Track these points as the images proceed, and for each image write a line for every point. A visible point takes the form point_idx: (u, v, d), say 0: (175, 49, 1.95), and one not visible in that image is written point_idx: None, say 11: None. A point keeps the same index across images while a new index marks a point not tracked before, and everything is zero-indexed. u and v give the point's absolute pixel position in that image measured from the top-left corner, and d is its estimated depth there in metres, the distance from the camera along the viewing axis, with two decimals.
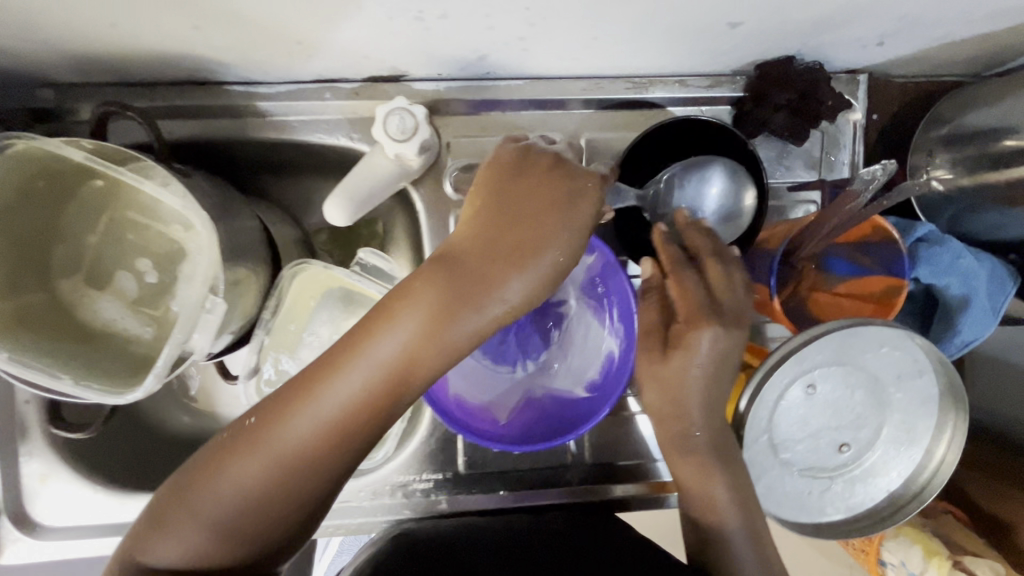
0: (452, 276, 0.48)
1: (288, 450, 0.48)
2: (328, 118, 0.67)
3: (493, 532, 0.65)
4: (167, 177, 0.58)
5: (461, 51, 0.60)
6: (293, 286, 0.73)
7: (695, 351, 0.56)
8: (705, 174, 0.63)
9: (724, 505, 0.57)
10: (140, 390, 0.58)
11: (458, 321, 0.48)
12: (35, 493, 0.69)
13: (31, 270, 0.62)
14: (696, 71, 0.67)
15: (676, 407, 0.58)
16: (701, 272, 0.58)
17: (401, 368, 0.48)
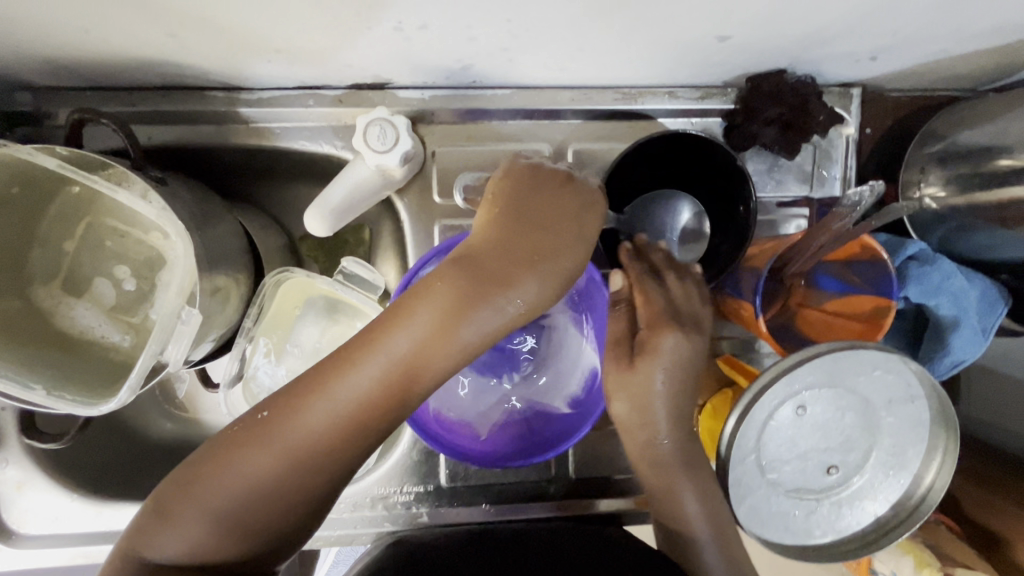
0: (470, 272, 0.46)
1: (297, 445, 0.45)
2: (310, 125, 0.66)
3: (479, 540, 0.64)
4: (143, 185, 0.57)
5: (445, 61, 0.58)
6: (274, 295, 0.72)
7: (662, 356, 0.57)
8: (674, 203, 0.66)
9: (693, 513, 0.58)
10: (113, 402, 0.57)
11: (475, 317, 0.45)
12: (11, 502, 0.67)
13: (5, 276, 0.61)
14: (686, 83, 0.66)
15: (644, 415, 0.58)
16: (662, 283, 0.60)
17: (416, 364, 0.46)
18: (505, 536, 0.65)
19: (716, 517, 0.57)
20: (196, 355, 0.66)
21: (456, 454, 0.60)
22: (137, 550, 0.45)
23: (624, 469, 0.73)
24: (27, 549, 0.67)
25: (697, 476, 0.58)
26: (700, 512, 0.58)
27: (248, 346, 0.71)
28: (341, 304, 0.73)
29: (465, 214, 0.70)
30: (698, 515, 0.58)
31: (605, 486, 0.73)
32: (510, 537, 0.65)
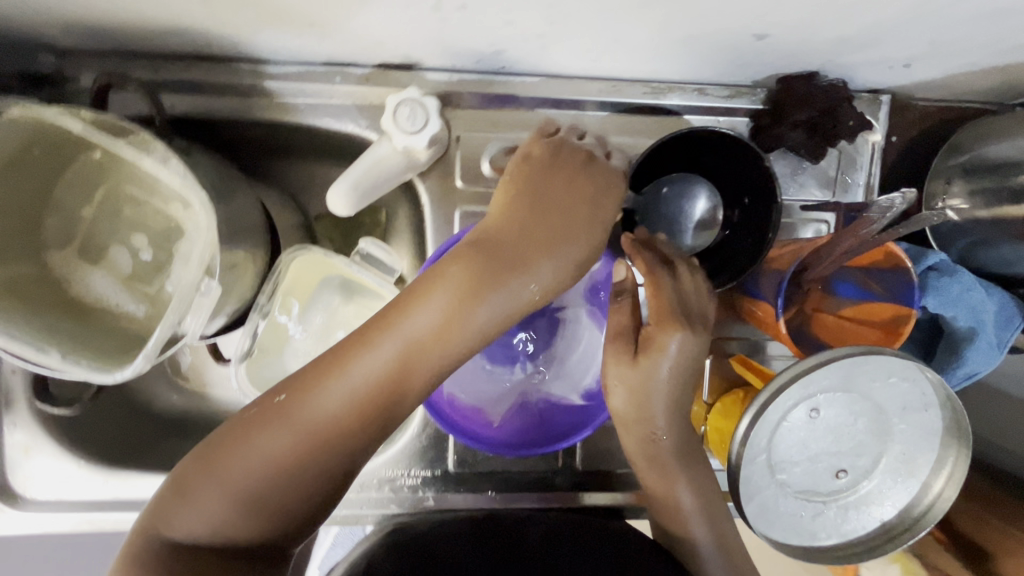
0: (488, 257, 0.48)
1: (318, 424, 0.45)
2: (336, 102, 0.65)
3: (483, 530, 0.63)
4: (166, 153, 0.55)
5: (478, 44, 0.58)
6: (290, 272, 0.71)
7: (665, 350, 0.56)
8: (693, 189, 0.64)
9: (691, 512, 0.60)
10: (129, 369, 0.55)
11: (493, 299, 0.47)
12: (18, 465, 0.67)
13: (21, 239, 0.60)
14: (716, 80, 0.65)
15: (645, 411, 0.58)
16: (671, 274, 0.58)
17: (435, 343, 0.47)
18: (507, 527, 0.64)
19: (710, 517, 0.61)
20: (210, 326, 0.65)
21: (467, 437, 0.61)
22: (156, 530, 0.45)
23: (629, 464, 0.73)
24: (31, 514, 0.67)
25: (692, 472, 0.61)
26: (695, 510, 0.60)
27: (261, 322, 0.71)
28: (356, 285, 0.73)
29: (485, 201, 0.70)
30: (692, 515, 0.60)
31: (609, 479, 0.73)
32: (512, 529, 0.64)
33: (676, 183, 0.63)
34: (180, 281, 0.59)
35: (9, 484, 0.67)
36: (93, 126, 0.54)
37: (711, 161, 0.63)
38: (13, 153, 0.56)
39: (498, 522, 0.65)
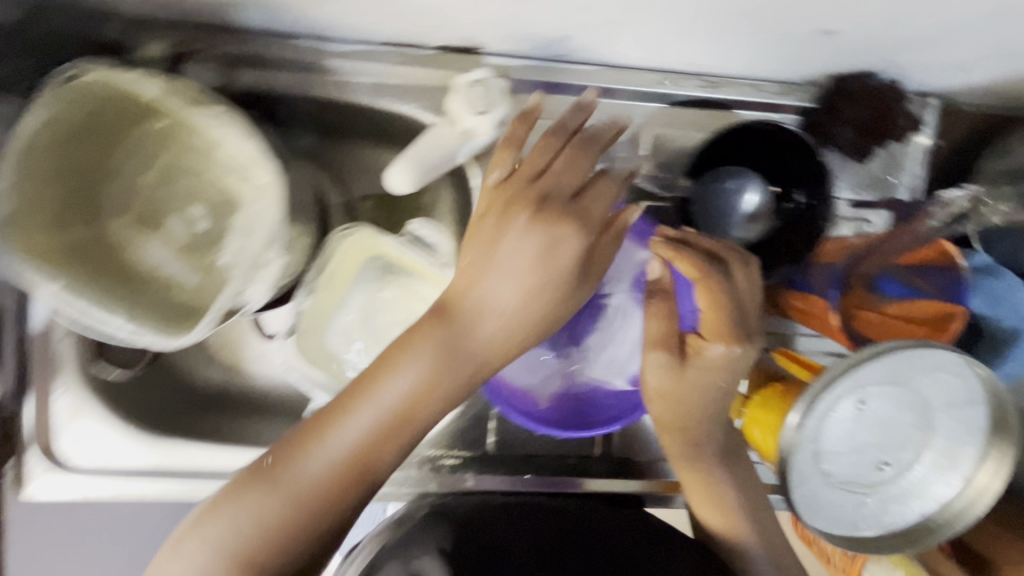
0: (450, 329, 0.52)
1: (302, 488, 0.49)
2: (395, 83, 0.66)
3: (520, 512, 0.64)
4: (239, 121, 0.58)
5: (546, 29, 0.58)
6: (337, 250, 0.70)
7: (716, 364, 0.59)
8: (743, 181, 0.63)
9: (738, 516, 0.63)
10: (191, 335, 0.57)
11: (459, 367, 0.52)
12: (63, 430, 0.67)
13: (81, 204, 0.61)
14: (771, 77, 0.66)
15: (692, 415, 0.61)
16: (726, 277, 0.58)
17: (409, 409, 0.51)
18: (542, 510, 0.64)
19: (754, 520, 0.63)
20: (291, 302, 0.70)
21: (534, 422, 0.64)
22: None
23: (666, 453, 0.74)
24: (75, 479, 0.67)
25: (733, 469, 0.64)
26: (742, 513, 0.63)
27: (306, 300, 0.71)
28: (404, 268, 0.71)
29: None
30: (735, 517, 0.63)
31: (648, 470, 0.74)
32: (547, 510, 0.64)
33: (726, 176, 0.63)
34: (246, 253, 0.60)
35: (54, 450, 0.67)
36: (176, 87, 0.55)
37: (755, 154, 0.64)
38: (84, 118, 0.57)
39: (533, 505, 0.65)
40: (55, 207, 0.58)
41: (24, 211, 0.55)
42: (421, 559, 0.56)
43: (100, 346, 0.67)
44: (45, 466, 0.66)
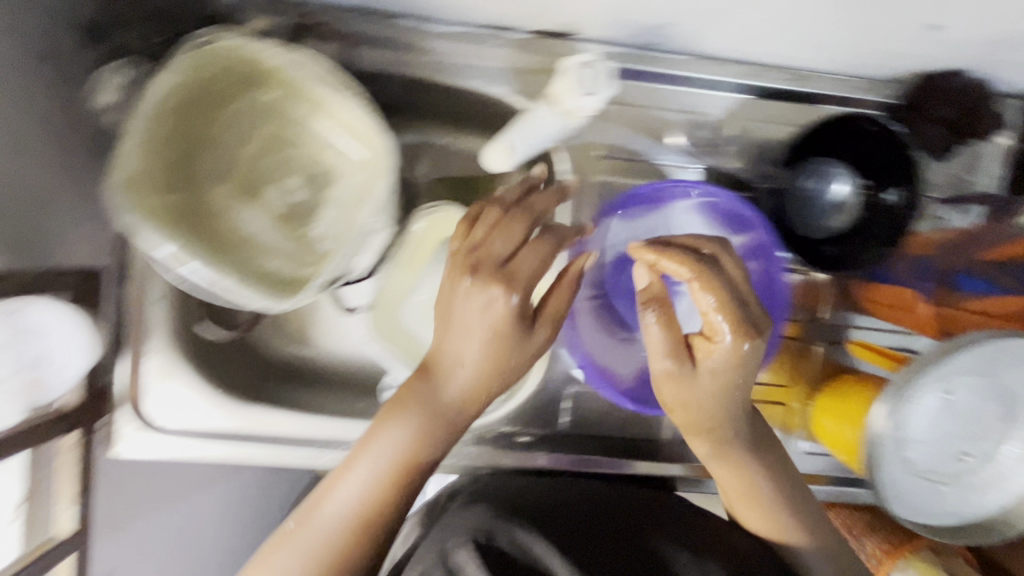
0: (432, 383, 0.54)
1: (321, 548, 0.50)
2: (488, 65, 0.67)
3: (572, 512, 0.61)
4: (354, 88, 0.59)
5: (647, 15, 0.59)
6: (423, 228, 0.71)
7: (726, 362, 0.51)
8: (834, 170, 0.66)
9: (784, 515, 0.59)
10: (301, 298, 0.59)
11: (449, 413, 0.54)
12: (153, 390, 0.69)
13: (185, 169, 0.62)
14: (859, 71, 0.67)
15: (718, 417, 0.55)
16: (717, 267, 0.51)
17: (411, 457, 0.53)
18: (594, 513, 0.61)
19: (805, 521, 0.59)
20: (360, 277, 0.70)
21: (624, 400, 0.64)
22: None
23: None
24: (164, 438, 0.69)
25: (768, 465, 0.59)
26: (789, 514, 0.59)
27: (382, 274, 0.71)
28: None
29: (621, 173, 0.71)
30: (782, 519, 0.59)
31: None
32: (602, 514, 0.61)
33: (818, 165, 0.66)
34: (348, 226, 0.64)
35: (144, 410, 0.68)
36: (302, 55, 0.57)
37: (841, 147, 0.66)
38: (199, 85, 0.58)
39: (588, 506, 0.62)
40: (163, 172, 0.59)
41: (143, 170, 0.56)
42: (458, 552, 0.53)
43: (205, 311, 0.71)
44: (135, 424, 0.68)
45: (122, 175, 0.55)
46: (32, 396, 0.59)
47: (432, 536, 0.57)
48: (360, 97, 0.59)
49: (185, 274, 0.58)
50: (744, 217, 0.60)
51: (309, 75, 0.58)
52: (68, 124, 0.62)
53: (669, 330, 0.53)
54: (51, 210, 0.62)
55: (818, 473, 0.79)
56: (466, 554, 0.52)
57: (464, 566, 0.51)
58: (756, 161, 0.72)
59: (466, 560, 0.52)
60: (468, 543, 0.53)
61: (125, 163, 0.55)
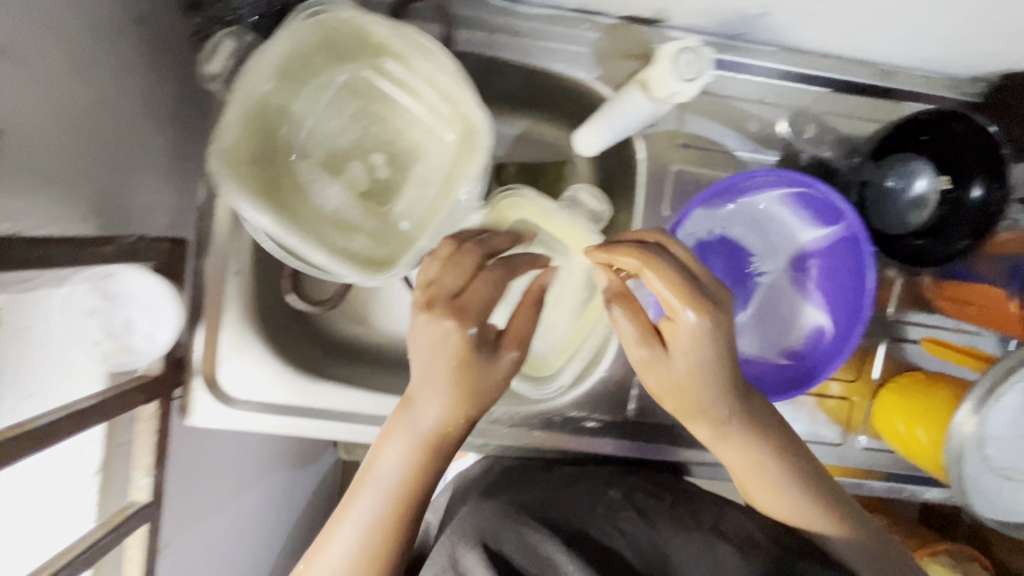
0: (412, 416, 0.53)
1: None
2: (575, 49, 0.67)
3: (579, 506, 0.64)
4: (450, 62, 0.56)
5: (748, 4, 0.59)
6: (497, 210, 0.72)
7: (693, 344, 0.51)
8: (915, 168, 0.66)
9: (789, 494, 0.59)
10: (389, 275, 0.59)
11: (435, 438, 0.53)
12: (229, 363, 0.69)
13: (273, 142, 0.62)
14: (945, 70, 0.68)
15: (701, 402, 0.54)
16: (665, 253, 0.51)
17: (407, 485, 0.53)
18: (598, 507, 0.64)
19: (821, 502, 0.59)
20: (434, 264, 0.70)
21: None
22: None
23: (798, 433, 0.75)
24: (236, 412, 0.69)
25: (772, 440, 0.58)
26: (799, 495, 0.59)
27: None
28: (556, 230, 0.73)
29: (702, 163, 0.70)
30: (791, 504, 0.59)
31: None
32: (608, 506, 0.64)
33: (899, 163, 0.67)
34: (439, 201, 0.64)
35: (219, 382, 0.69)
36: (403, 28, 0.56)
37: (933, 141, 0.66)
38: (300, 59, 0.58)
39: (595, 499, 0.65)
40: (253, 143, 0.59)
41: (238, 147, 0.56)
42: (465, 554, 0.57)
43: (296, 284, 0.73)
44: (209, 395, 0.68)
45: (222, 148, 0.55)
46: (116, 364, 0.60)
47: (452, 528, 0.62)
48: (459, 70, 0.56)
49: (274, 247, 0.58)
50: (836, 209, 0.60)
51: (409, 48, 0.57)
52: (158, 92, 0.62)
53: (634, 316, 0.53)
54: (139, 178, 0.61)
55: (872, 469, 0.77)
56: (472, 556, 0.57)
57: (470, 566, 0.56)
58: (846, 152, 0.70)
59: (472, 561, 0.56)
60: (476, 546, 0.58)
61: (226, 136, 0.55)
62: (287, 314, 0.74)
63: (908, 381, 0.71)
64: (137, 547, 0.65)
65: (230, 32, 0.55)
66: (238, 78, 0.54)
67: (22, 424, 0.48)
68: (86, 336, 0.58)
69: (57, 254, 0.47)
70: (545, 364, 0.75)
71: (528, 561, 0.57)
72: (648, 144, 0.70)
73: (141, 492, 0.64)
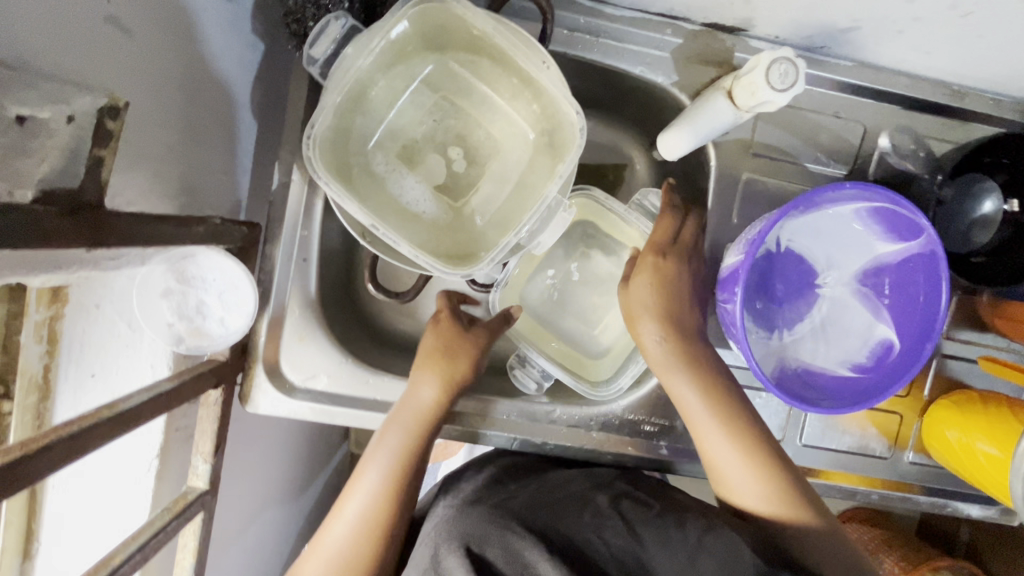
0: (411, 394, 0.62)
1: (333, 551, 0.56)
2: (655, 53, 0.67)
3: (566, 510, 0.60)
4: (545, 58, 0.57)
5: (840, 19, 0.59)
6: None
7: (643, 273, 0.65)
8: (982, 190, 0.67)
9: (760, 466, 0.60)
10: (473, 269, 0.58)
11: (426, 412, 0.61)
12: (290, 350, 0.66)
13: (355, 129, 0.62)
14: (1016, 93, 0.69)
15: (666, 347, 0.63)
16: (681, 221, 0.67)
17: (402, 457, 0.59)
18: (581, 514, 0.60)
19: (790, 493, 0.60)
20: (505, 261, 0.70)
21: (789, 399, 0.61)
22: None
23: (848, 445, 0.76)
24: (293, 402, 0.66)
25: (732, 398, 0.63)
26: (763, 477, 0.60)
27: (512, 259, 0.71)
28: (619, 236, 0.75)
29: (771, 172, 0.70)
30: (751, 484, 0.61)
31: (831, 458, 0.75)
32: (594, 514, 0.60)
33: (964, 185, 0.68)
34: (521, 197, 0.64)
35: (280, 369, 0.66)
36: (504, 21, 0.56)
37: (1015, 164, 0.65)
38: (395, 49, 0.59)
39: (581, 505, 0.61)
40: (336, 128, 0.59)
41: (326, 134, 0.58)
42: (448, 556, 0.54)
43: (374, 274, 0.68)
44: (270, 381, 0.66)
45: (316, 133, 0.56)
46: (186, 348, 0.60)
47: (431, 527, 0.60)
48: (554, 64, 0.57)
49: (358, 233, 0.60)
50: (917, 227, 0.60)
51: (506, 43, 0.58)
52: (240, 71, 0.60)
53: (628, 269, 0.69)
54: (212, 158, 0.60)
55: (914, 483, 0.78)
56: (455, 558, 0.54)
57: (452, 568, 0.53)
58: (927, 164, 0.69)
59: (454, 563, 0.53)
60: (458, 549, 0.54)
61: (320, 121, 0.56)
62: (343, 305, 0.73)
63: (958, 397, 0.72)
64: (191, 534, 0.61)
65: (336, 13, 0.55)
66: (337, 61, 0.56)
67: (107, 406, 0.46)
68: (160, 318, 0.59)
69: (160, 233, 0.45)
70: (601, 367, 0.75)
71: (513, 565, 0.53)
72: (718, 151, 0.70)
73: (199, 479, 0.61)
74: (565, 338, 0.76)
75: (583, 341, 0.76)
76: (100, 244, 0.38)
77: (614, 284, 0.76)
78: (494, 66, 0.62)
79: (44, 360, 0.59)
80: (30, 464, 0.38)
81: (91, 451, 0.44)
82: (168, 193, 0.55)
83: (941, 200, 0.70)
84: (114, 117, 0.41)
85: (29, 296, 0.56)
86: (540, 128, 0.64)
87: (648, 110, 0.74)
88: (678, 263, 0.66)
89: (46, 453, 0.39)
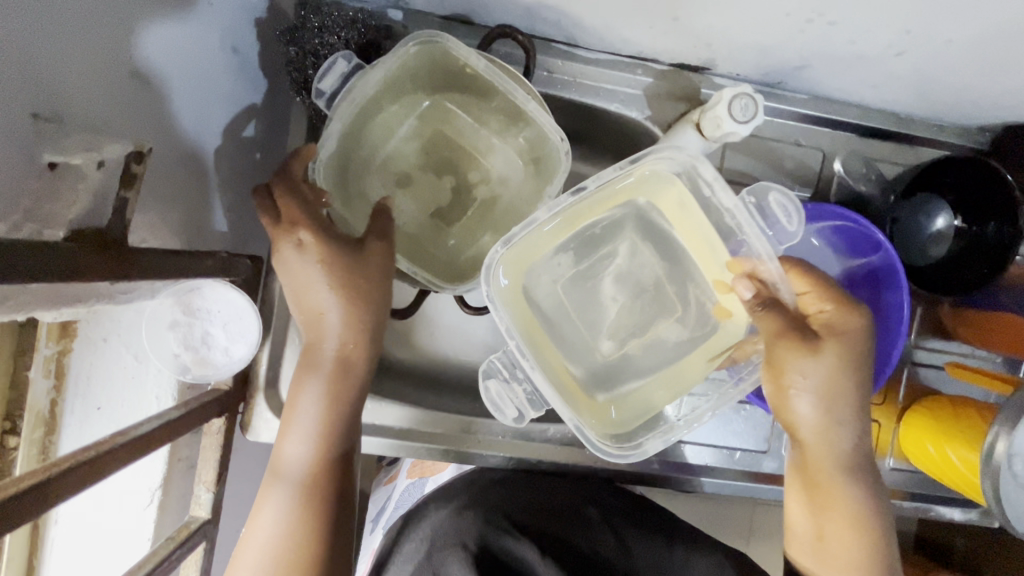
0: (302, 469, 0.57)
1: None
2: (628, 91, 0.73)
3: (557, 514, 0.66)
4: (534, 90, 0.62)
5: (790, 60, 0.66)
6: (622, 184, 0.62)
7: (834, 341, 0.58)
8: (931, 210, 0.73)
9: (875, 540, 0.60)
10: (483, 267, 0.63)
11: (295, 467, 0.57)
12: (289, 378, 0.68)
13: (354, 161, 0.66)
14: (958, 120, 0.75)
15: (845, 420, 0.58)
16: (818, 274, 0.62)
17: (296, 536, 0.55)
18: (570, 520, 0.66)
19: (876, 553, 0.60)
20: (507, 238, 0.60)
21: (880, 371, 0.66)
22: None
23: None
24: None
25: (857, 447, 0.60)
26: (866, 538, 0.60)
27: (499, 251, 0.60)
28: (681, 223, 0.64)
29: None
30: (854, 551, 0.60)
31: None
32: (584, 522, 0.66)
33: (911, 206, 0.74)
34: (510, 220, 0.68)
35: (280, 397, 0.67)
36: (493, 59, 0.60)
37: (957, 182, 0.71)
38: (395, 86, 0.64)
39: (571, 512, 0.66)
40: (339, 155, 0.64)
41: (329, 161, 0.62)
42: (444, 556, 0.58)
43: None
44: (273, 411, 0.67)
45: (321, 157, 0.60)
46: (192, 377, 0.62)
47: (427, 522, 0.62)
48: (541, 98, 0.62)
49: None
50: (871, 237, 0.67)
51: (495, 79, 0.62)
52: (242, 116, 0.64)
53: (802, 329, 0.57)
54: (213, 195, 0.63)
55: (899, 489, 0.80)
56: (451, 556, 0.58)
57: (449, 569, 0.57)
58: (881, 185, 0.75)
59: (451, 561, 0.57)
60: (456, 550, 0.58)
61: (328, 145, 0.60)
62: None
63: (929, 404, 0.76)
64: (193, 566, 0.61)
65: (342, 52, 0.58)
66: (342, 92, 0.59)
67: (122, 432, 0.48)
68: (166, 348, 0.61)
69: (178, 265, 0.48)
70: (619, 406, 0.65)
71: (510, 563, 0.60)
72: None
73: (201, 509, 0.62)
74: (571, 360, 0.65)
75: (591, 368, 0.66)
76: (123, 275, 0.42)
77: (648, 295, 0.67)
78: (485, 103, 0.67)
79: (51, 395, 0.63)
80: (57, 483, 0.40)
81: (108, 473, 0.46)
82: (177, 228, 0.58)
83: (895, 219, 0.75)
84: (139, 161, 0.46)
85: (40, 332, 0.60)
86: (529, 157, 0.68)
87: (626, 142, 0.79)
88: (861, 318, 0.59)
89: (68, 477, 0.41)
